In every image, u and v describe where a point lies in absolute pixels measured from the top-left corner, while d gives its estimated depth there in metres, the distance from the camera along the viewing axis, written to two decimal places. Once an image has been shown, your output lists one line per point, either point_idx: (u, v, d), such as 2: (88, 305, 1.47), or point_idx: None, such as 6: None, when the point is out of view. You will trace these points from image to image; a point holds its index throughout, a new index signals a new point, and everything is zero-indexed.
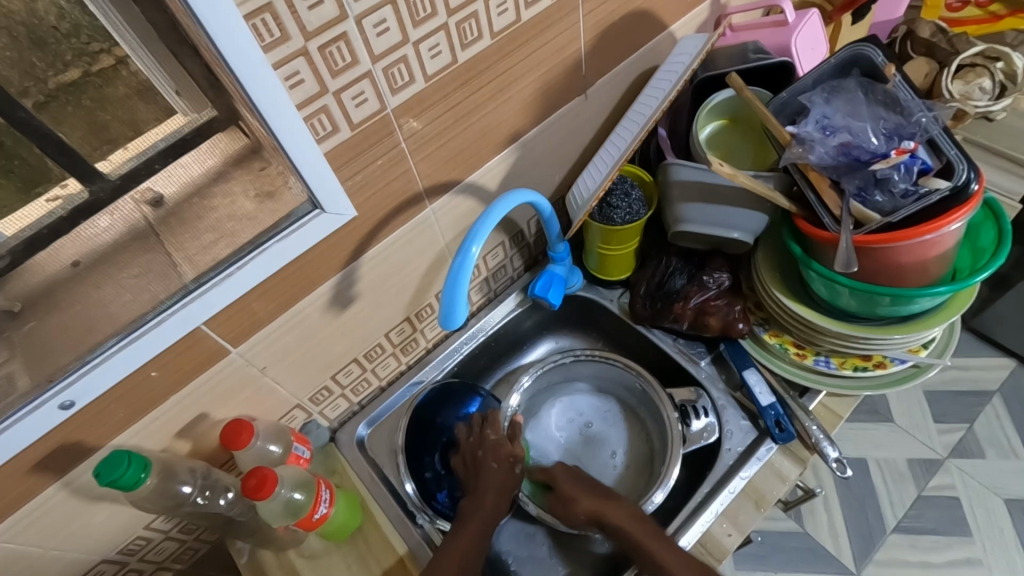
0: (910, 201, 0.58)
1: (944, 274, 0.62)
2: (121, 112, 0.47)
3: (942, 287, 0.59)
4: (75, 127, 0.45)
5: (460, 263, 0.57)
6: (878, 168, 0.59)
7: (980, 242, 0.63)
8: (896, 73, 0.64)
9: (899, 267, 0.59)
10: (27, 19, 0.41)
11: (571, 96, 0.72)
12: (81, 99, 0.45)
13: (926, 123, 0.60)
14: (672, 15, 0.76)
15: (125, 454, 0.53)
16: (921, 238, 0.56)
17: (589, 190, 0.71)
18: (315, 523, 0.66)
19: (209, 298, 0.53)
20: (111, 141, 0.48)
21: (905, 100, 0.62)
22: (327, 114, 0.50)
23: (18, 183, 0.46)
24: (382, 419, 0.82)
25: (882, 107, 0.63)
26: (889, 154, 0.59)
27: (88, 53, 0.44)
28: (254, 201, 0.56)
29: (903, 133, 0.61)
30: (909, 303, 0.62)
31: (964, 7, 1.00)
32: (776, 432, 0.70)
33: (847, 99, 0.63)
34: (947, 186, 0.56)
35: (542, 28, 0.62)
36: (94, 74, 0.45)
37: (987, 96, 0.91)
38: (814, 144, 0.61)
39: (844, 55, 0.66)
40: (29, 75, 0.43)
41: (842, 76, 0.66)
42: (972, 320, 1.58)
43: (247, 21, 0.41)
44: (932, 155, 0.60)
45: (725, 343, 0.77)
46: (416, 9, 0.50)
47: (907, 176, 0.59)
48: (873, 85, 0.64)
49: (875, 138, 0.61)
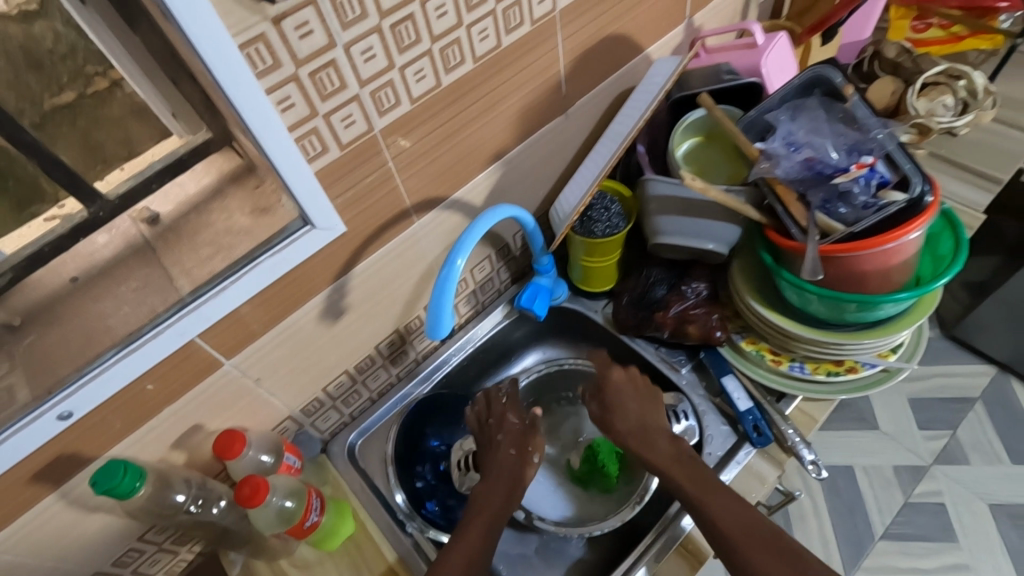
0: (870, 213, 0.61)
1: (906, 281, 0.65)
2: (116, 132, 0.51)
3: (904, 294, 0.63)
4: (70, 143, 0.49)
5: (445, 274, 0.59)
6: (839, 181, 0.63)
7: (940, 250, 0.67)
8: (853, 93, 0.69)
9: (864, 275, 0.63)
10: (24, 42, 0.44)
11: (553, 115, 0.75)
12: (76, 119, 0.49)
13: (882, 140, 0.64)
14: (648, 38, 0.80)
15: (120, 465, 0.54)
16: (882, 247, 0.60)
17: (570, 205, 0.74)
18: (306, 531, 0.67)
19: (203, 311, 0.55)
20: (106, 162, 0.52)
21: (862, 116, 0.67)
22: (317, 135, 0.53)
23: (11, 203, 0.50)
24: (373, 430, 0.83)
25: (842, 124, 0.67)
26: (849, 168, 0.63)
27: (85, 75, 0.47)
28: (250, 217, 0.57)
29: (863, 147, 0.65)
30: (874, 309, 0.65)
31: (927, 28, 1.04)
32: (754, 436, 0.73)
33: (810, 117, 0.68)
34: (903, 199, 0.60)
35: (522, 52, 0.65)
36: (89, 96, 0.48)
37: (950, 112, 0.93)
38: (780, 159, 0.65)
39: (806, 76, 0.70)
40: (24, 97, 0.46)
41: (805, 95, 0.70)
42: (954, 328, 1.62)
43: (241, 50, 0.44)
44: (890, 168, 0.63)
45: (705, 350, 0.80)
46: (401, 37, 0.53)
47: (866, 189, 0.62)
48: (832, 104, 0.69)
49: (837, 153, 0.65)
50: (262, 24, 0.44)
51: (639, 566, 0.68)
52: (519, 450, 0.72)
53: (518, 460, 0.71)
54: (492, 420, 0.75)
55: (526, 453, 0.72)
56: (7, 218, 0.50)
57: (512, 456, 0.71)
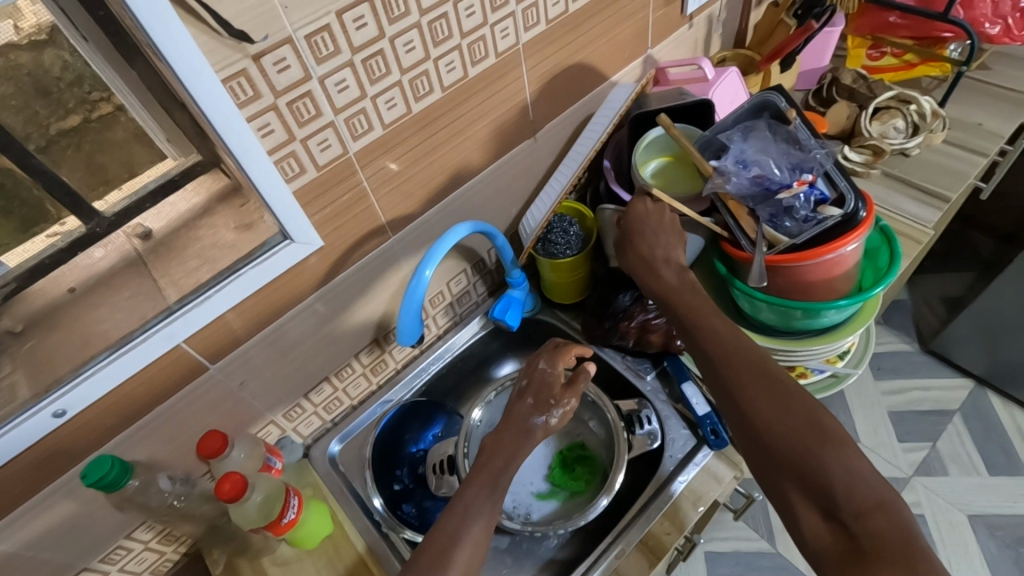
0: (810, 226, 0.67)
1: (848, 290, 0.71)
2: (117, 154, 0.54)
3: (844, 300, 0.69)
4: (74, 169, 0.52)
5: (415, 285, 0.67)
6: (783, 197, 0.68)
7: (879, 262, 0.74)
8: (796, 116, 0.74)
9: (808, 284, 0.68)
10: (33, 70, 0.47)
11: (522, 137, 0.81)
12: (82, 143, 0.52)
13: (821, 159, 0.70)
14: (612, 67, 0.87)
15: (109, 458, 0.59)
16: (824, 258, 0.66)
17: (536, 220, 0.81)
18: (284, 527, 0.71)
19: (190, 316, 0.60)
20: (107, 182, 0.55)
21: (804, 139, 0.72)
22: (295, 158, 0.58)
23: (18, 223, 0.52)
24: (353, 434, 0.87)
25: (787, 145, 0.73)
26: (792, 184, 0.69)
27: (90, 101, 0.51)
28: (234, 232, 0.63)
29: (804, 166, 0.71)
30: (818, 316, 0.71)
31: (882, 56, 1.11)
32: (711, 439, 0.77)
33: (760, 137, 0.73)
34: (838, 213, 0.66)
35: (489, 80, 0.71)
36: (94, 121, 0.52)
37: (901, 134, 1.00)
38: (731, 175, 0.70)
39: (755, 101, 0.76)
40: (31, 122, 0.49)
41: (755, 118, 0.76)
42: (931, 341, 1.65)
43: (224, 83, 0.50)
44: (829, 186, 0.70)
45: (668, 359, 0.85)
46: (372, 70, 0.59)
47: (806, 204, 0.69)
48: (778, 127, 0.74)
49: (781, 170, 0.70)
50: (243, 60, 0.50)
51: (605, 556, 0.73)
52: (536, 404, 0.72)
53: (531, 412, 0.71)
54: (527, 361, 0.77)
55: (543, 407, 0.72)
56: (14, 235, 0.53)
57: (528, 404, 0.72)
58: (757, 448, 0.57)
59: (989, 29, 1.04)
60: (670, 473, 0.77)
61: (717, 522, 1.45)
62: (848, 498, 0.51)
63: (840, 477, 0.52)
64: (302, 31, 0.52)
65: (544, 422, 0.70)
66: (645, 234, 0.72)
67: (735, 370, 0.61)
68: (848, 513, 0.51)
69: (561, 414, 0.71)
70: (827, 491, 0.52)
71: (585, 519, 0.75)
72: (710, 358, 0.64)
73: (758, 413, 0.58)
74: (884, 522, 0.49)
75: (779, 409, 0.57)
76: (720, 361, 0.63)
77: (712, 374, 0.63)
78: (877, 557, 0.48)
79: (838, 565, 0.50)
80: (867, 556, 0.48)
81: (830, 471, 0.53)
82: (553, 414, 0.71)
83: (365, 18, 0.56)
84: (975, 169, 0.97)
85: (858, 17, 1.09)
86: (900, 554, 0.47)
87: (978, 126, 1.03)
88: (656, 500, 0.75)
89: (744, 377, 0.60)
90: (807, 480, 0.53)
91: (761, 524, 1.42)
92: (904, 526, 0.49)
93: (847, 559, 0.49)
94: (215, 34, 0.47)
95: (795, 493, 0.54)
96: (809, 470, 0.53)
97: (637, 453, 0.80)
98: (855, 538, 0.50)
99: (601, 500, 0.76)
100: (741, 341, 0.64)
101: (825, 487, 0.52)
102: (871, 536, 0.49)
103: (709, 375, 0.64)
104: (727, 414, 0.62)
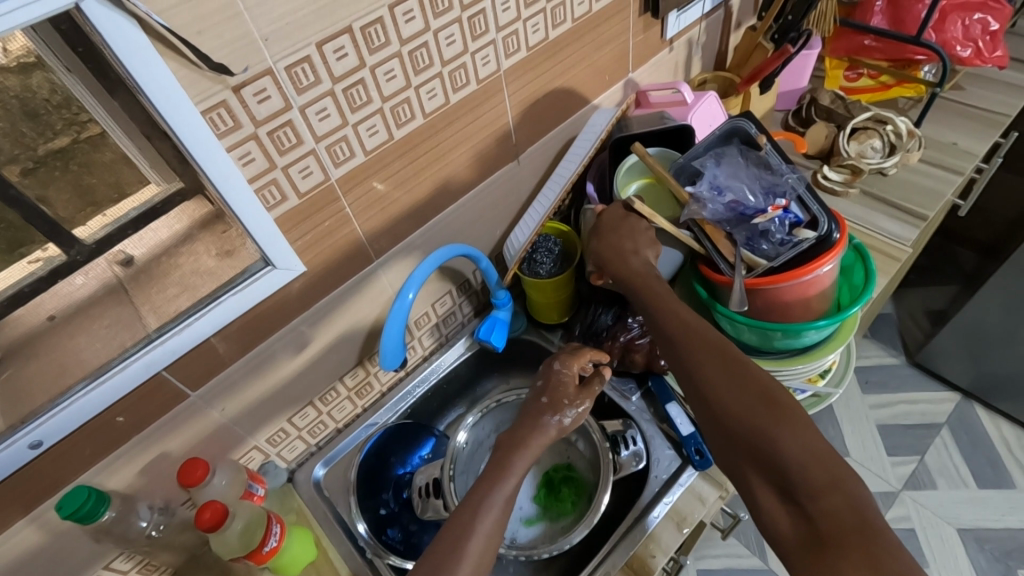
0: (787, 248, 0.69)
1: (825, 309, 0.73)
2: (106, 176, 0.55)
3: (823, 321, 0.70)
4: (61, 190, 0.53)
5: (397, 307, 0.68)
6: (759, 222, 0.70)
7: (854, 280, 0.76)
8: (766, 142, 0.76)
9: (785, 304, 0.70)
10: (21, 93, 0.47)
11: (505, 160, 0.82)
12: (69, 162, 0.52)
13: (793, 182, 0.72)
14: (593, 91, 0.88)
15: (85, 489, 0.59)
16: (801, 280, 0.67)
17: (519, 242, 0.83)
18: (265, 556, 0.71)
19: (169, 345, 0.60)
20: (95, 204, 0.56)
21: (774, 164, 0.74)
22: (276, 186, 0.59)
23: (4, 246, 0.53)
24: (338, 459, 0.86)
25: (758, 169, 0.74)
26: (766, 209, 0.70)
27: (79, 122, 0.51)
28: (215, 258, 0.63)
29: (777, 190, 0.72)
30: (798, 336, 0.72)
31: (858, 78, 1.13)
32: (696, 459, 0.77)
33: (732, 162, 0.74)
34: (813, 236, 0.68)
35: (471, 107, 0.72)
36: (83, 141, 0.52)
37: (878, 154, 1.02)
38: (706, 202, 0.71)
39: (725, 127, 0.77)
40: (18, 143, 0.49)
41: (726, 144, 0.77)
42: (917, 354, 1.66)
43: (204, 115, 0.51)
44: (802, 209, 0.71)
45: (652, 379, 0.85)
46: (353, 98, 0.60)
47: (782, 227, 0.70)
48: (749, 152, 0.76)
49: (755, 195, 0.72)
50: (223, 92, 0.51)
51: None
52: (552, 400, 0.71)
53: (544, 409, 0.71)
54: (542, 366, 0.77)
55: (559, 405, 0.71)
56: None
57: (542, 403, 0.71)
58: (718, 430, 0.58)
59: (960, 52, 1.08)
60: (655, 494, 0.77)
61: (706, 540, 1.44)
62: (803, 476, 0.52)
63: (795, 456, 0.53)
64: (282, 63, 0.53)
65: (556, 420, 0.70)
66: (632, 249, 0.72)
67: (695, 354, 0.63)
68: (804, 494, 0.51)
69: (576, 414, 0.71)
70: (783, 471, 0.53)
71: (563, 549, 0.76)
72: (672, 343, 0.65)
73: (717, 395, 0.59)
74: (837, 501, 0.50)
75: (737, 391, 0.58)
76: (685, 347, 0.64)
77: (676, 359, 0.64)
78: (833, 538, 0.48)
79: (798, 550, 0.50)
80: (823, 536, 0.49)
81: (785, 450, 0.53)
82: (568, 413, 0.71)
83: (346, 48, 0.57)
84: (949, 188, 0.99)
85: (834, 40, 1.12)
86: (854, 533, 0.48)
87: (953, 146, 1.06)
88: (639, 524, 0.75)
89: (704, 359, 0.62)
90: (763, 460, 0.54)
91: (752, 541, 1.41)
92: (858, 504, 0.49)
93: (807, 543, 0.49)
94: (194, 67, 0.48)
95: (753, 474, 0.55)
96: (765, 451, 0.54)
97: (623, 474, 0.80)
98: (812, 520, 0.50)
99: (575, 534, 0.77)
100: (699, 328, 0.65)
101: (779, 466, 0.53)
102: (826, 516, 0.49)
103: (672, 359, 0.65)
104: (690, 398, 0.63)
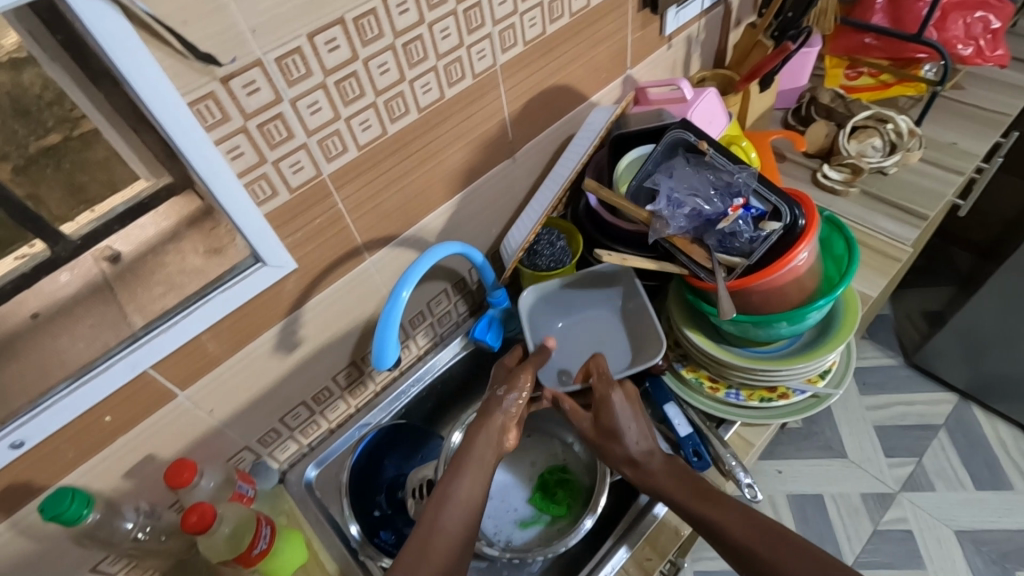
0: (759, 244, 0.69)
1: (819, 288, 0.73)
2: (100, 174, 0.55)
3: (823, 299, 0.70)
4: (53, 188, 0.53)
5: (390, 307, 0.66)
6: (724, 226, 0.70)
7: (836, 251, 0.77)
8: (708, 145, 0.75)
9: (778, 293, 0.70)
10: (12, 90, 0.47)
11: (500, 158, 0.81)
12: (61, 161, 0.53)
13: (746, 179, 0.72)
14: (591, 88, 0.87)
15: (69, 491, 0.57)
16: (785, 270, 0.67)
17: (516, 241, 0.81)
18: (254, 559, 0.70)
19: (155, 344, 0.58)
20: (86, 201, 0.57)
21: (722, 164, 0.74)
22: (267, 181, 0.58)
23: None
24: (330, 460, 0.84)
25: (709, 173, 0.75)
26: (727, 212, 0.71)
27: (71, 119, 0.51)
28: (203, 257, 0.60)
29: (733, 190, 0.72)
30: (802, 321, 0.72)
31: (859, 76, 1.12)
32: (694, 461, 0.76)
33: (682, 173, 0.75)
34: (779, 228, 0.68)
35: (466, 102, 0.71)
36: (74, 138, 0.52)
37: (879, 153, 1.01)
38: (669, 219, 0.73)
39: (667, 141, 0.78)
40: (10, 141, 0.50)
41: (671, 156, 0.78)
42: (914, 356, 1.66)
43: (191, 106, 0.49)
44: (762, 201, 0.71)
45: (649, 380, 0.84)
46: (345, 91, 0.59)
47: (747, 225, 0.70)
48: (696, 158, 0.76)
49: (713, 200, 0.72)
50: (211, 83, 0.49)
51: None
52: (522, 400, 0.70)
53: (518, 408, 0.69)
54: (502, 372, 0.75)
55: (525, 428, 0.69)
56: None
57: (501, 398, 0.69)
58: None
59: (962, 50, 1.07)
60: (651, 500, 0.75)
61: (705, 541, 1.42)
62: None
63: None
64: (271, 54, 0.52)
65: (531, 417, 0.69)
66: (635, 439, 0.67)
67: (768, 552, 0.55)
68: None
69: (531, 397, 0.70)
70: None
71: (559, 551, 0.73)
72: (733, 542, 0.58)
73: None
74: None
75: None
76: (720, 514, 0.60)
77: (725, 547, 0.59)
78: None
79: None
80: None
81: None
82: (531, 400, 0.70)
83: (337, 40, 0.55)
84: (951, 188, 0.98)
85: (834, 39, 1.12)
86: None
87: (952, 145, 1.05)
88: (638, 526, 0.74)
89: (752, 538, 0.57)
90: None
91: None
92: None
93: None
94: (180, 57, 0.47)
95: None
96: None
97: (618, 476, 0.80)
98: None
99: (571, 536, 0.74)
100: (757, 520, 0.59)
101: None
102: None
103: (723, 547, 0.59)
104: None
